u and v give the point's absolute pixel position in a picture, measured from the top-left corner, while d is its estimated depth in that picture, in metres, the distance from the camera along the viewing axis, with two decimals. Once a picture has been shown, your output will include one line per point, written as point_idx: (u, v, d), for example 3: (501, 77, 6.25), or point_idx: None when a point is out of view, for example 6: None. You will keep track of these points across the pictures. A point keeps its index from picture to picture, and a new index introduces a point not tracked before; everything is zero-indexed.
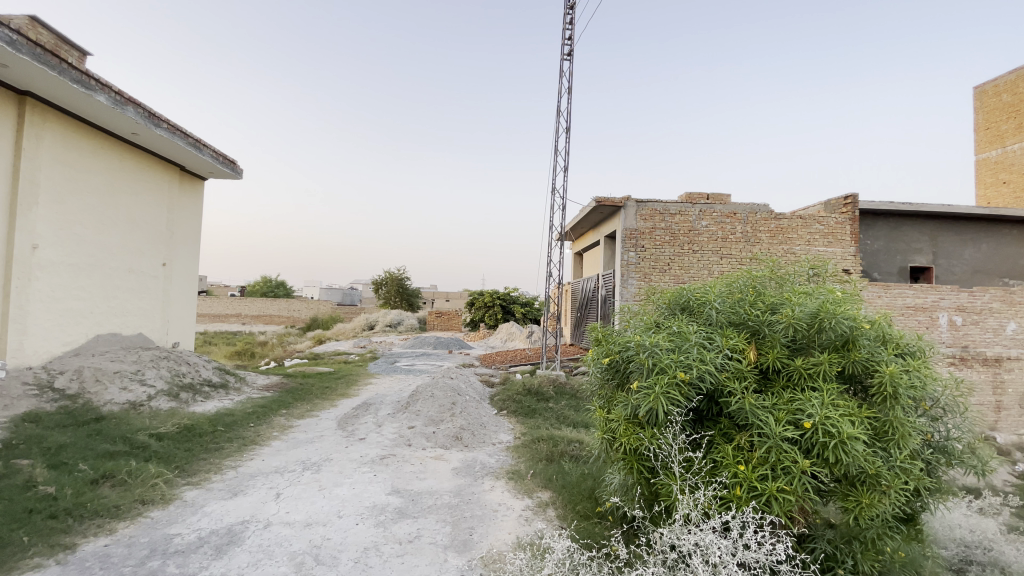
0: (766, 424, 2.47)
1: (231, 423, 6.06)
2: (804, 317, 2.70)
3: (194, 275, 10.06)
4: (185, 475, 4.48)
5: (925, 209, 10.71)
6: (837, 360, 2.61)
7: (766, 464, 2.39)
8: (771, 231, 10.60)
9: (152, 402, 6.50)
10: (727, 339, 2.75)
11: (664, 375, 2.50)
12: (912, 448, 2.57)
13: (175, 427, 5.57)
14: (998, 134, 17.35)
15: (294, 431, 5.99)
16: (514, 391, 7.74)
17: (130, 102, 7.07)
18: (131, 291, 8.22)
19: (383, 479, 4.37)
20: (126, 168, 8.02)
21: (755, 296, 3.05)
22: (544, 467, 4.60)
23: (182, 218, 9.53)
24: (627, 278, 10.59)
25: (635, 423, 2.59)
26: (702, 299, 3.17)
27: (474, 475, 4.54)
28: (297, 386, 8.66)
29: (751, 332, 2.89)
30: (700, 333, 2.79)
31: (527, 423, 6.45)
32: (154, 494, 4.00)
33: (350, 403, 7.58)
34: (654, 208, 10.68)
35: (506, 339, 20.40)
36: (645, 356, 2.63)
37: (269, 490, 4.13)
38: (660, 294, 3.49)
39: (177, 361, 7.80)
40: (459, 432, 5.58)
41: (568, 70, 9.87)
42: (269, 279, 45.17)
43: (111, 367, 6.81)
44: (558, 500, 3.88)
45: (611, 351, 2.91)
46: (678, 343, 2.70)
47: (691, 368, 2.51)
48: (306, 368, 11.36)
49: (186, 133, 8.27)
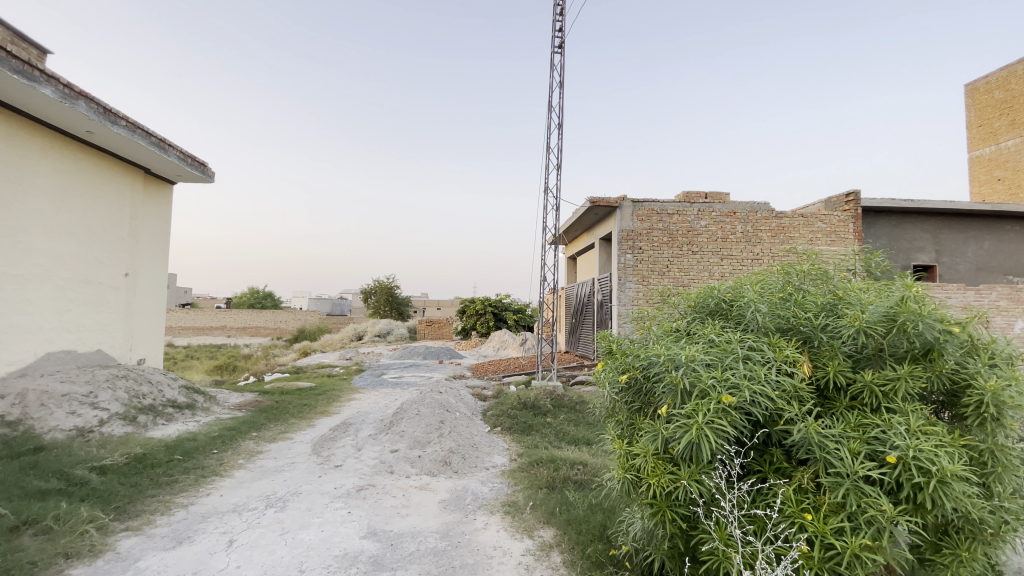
0: (838, 459, 1.93)
1: (190, 450, 5.37)
2: (878, 320, 2.14)
3: (163, 285, 9.36)
4: (123, 519, 3.80)
5: (928, 205, 10.35)
6: (920, 375, 2.06)
7: (843, 513, 1.86)
8: (772, 230, 10.15)
9: (104, 429, 5.79)
10: (780, 349, 2.17)
11: (707, 400, 1.91)
12: (1015, 484, 2.06)
13: (123, 459, 4.89)
14: (991, 131, 17.17)
15: (262, 458, 5.33)
16: (507, 405, 7.13)
17: (81, 96, 6.42)
18: (88, 304, 7.51)
19: (359, 517, 3.74)
20: (80, 169, 7.34)
21: (805, 297, 2.48)
22: (545, 498, 3.99)
23: (148, 224, 8.85)
24: (624, 281, 10.09)
25: (666, 459, 2.02)
26: (737, 299, 2.61)
27: (465, 509, 3.91)
28: (272, 405, 7.96)
29: (802, 340, 2.34)
30: (745, 342, 2.21)
31: (523, 442, 5.85)
32: (82, 545, 3.34)
33: (329, 423, 6.92)
34: (651, 208, 10.19)
35: (500, 347, 19.79)
36: (678, 373, 2.04)
37: (221, 536, 3.49)
38: (681, 297, 2.93)
39: (137, 380, 7.10)
40: (448, 455, 4.97)
41: (561, 64, 9.37)
42: (257, 289, 44.28)
43: (59, 389, 6.08)
44: (563, 541, 3.28)
45: (629, 366, 2.34)
46: (718, 355, 2.12)
47: (739, 390, 1.95)
48: (287, 383, 10.66)
49: (148, 131, 7.63)
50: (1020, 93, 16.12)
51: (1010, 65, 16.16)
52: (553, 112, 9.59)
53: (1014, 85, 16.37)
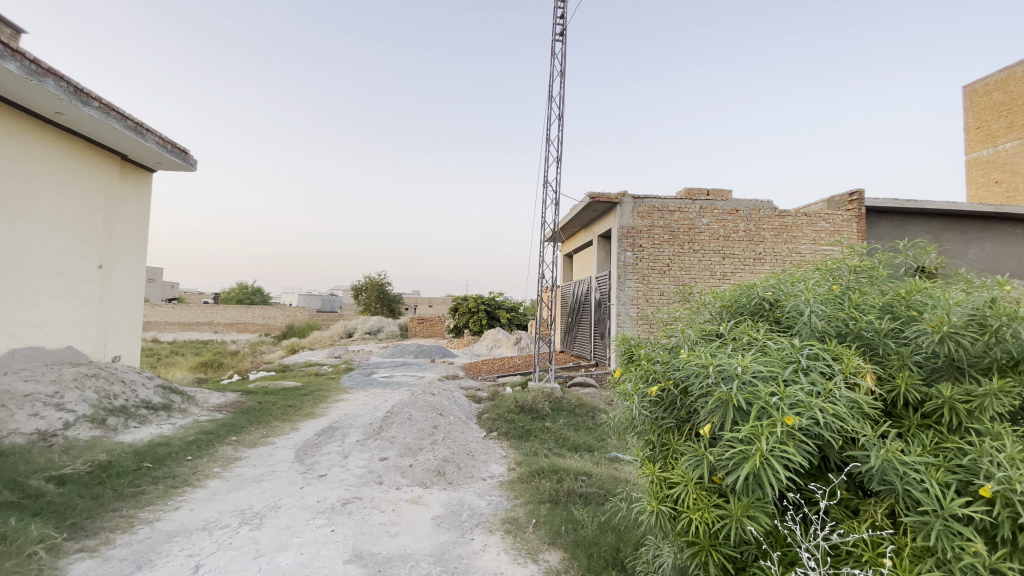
0: (921, 493, 1.60)
1: (162, 457, 4.96)
2: (964, 323, 1.80)
3: (140, 278, 8.88)
4: (78, 539, 3.39)
5: (932, 206, 10.10)
6: (1015, 389, 1.73)
7: (930, 559, 1.53)
8: (775, 229, 9.87)
9: (69, 432, 5.34)
10: (844, 357, 1.83)
11: (768, 421, 1.56)
12: None
13: (86, 467, 4.46)
14: (989, 133, 17.08)
15: (240, 466, 4.93)
16: (504, 409, 6.76)
17: (50, 73, 5.94)
18: (58, 297, 7.04)
19: (343, 537, 3.36)
20: (50, 153, 6.87)
21: (865, 297, 2.15)
22: (550, 514, 3.64)
23: (124, 213, 8.39)
24: (624, 279, 9.77)
25: (711, 490, 1.69)
26: (783, 299, 2.28)
27: (461, 528, 3.55)
28: (255, 406, 7.54)
29: (862, 346, 2.02)
30: (803, 349, 1.86)
31: (521, 449, 5.50)
32: (28, 570, 2.92)
33: (314, 426, 6.52)
34: (653, 204, 9.85)
35: (493, 345, 19.45)
36: (729, 388, 1.69)
37: (187, 559, 3.10)
38: (712, 296, 2.61)
39: (109, 379, 6.65)
40: (443, 464, 4.61)
41: (561, 53, 8.98)
42: (246, 286, 43.59)
43: (22, 389, 5.61)
44: (572, 566, 2.93)
45: (661, 376, 2.00)
46: (774, 365, 1.77)
47: (805, 407, 1.60)
48: (272, 382, 10.23)
49: (124, 114, 7.16)
50: (1019, 95, 15.99)
51: (1010, 67, 16.04)
52: (553, 103, 9.22)
53: (1013, 88, 16.25)
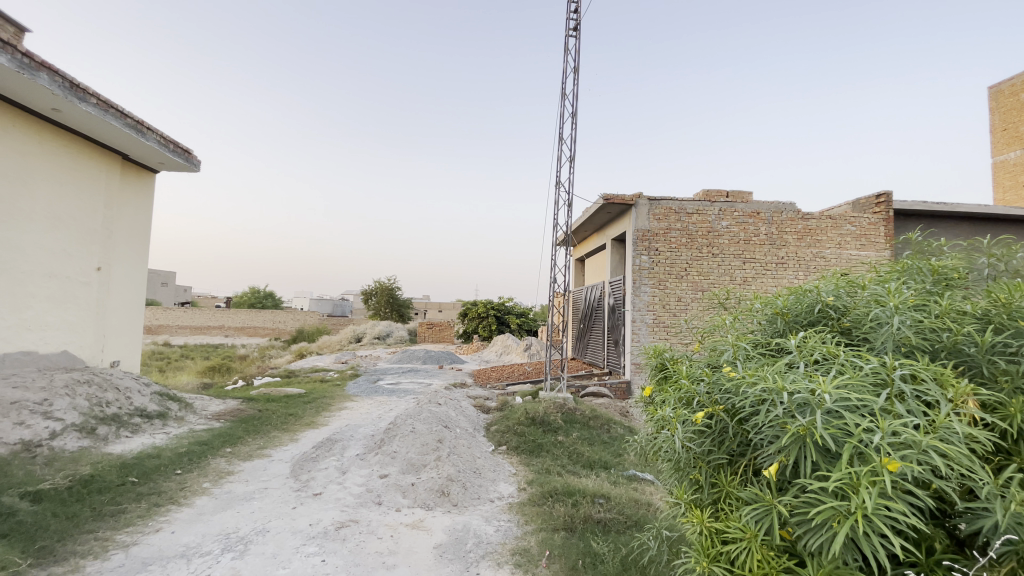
0: None
1: (150, 470, 4.66)
2: None
3: (141, 280, 8.67)
4: (44, 565, 3.06)
5: (964, 208, 9.56)
6: None
7: None
8: (798, 233, 9.40)
9: (55, 442, 5.06)
10: (948, 379, 1.43)
11: (865, 468, 1.18)
12: None
13: (65, 483, 4.15)
14: (1016, 135, 16.44)
15: (231, 481, 4.61)
16: (513, 420, 6.39)
17: (43, 68, 5.71)
18: (54, 300, 6.82)
19: (333, 569, 3.00)
20: (46, 150, 6.66)
21: (960, 304, 1.74)
22: (565, 544, 3.26)
23: (125, 214, 8.18)
24: (639, 284, 9.35)
25: (780, 550, 1.33)
26: (853, 308, 1.90)
27: (464, 559, 3.18)
28: (254, 414, 7.24)
29: (959, 365, 1.63)
30: (894, 369, 1.46)
31: (532, 465, 5.13)
32: None
33: (314, 437, 6.19)
34: (669, 206, 9.44)
35: (502, 352, 19.11)
36: (806, 421, 1.32)
37: None
38: (761, 301, 2.22)
39: (102, 386, 6.38)
40: (448, 483, 4.23)
41: (575, 48, 8.66)
42: (258, 290, 43.87)
43: (9, 395, 5.35)
44: None
45: (707, 399, 1.63)
46: (860, 389, 1.38)
47: (913, 448, 1.22)
48: (276, 388, 9.96)
49: (123, 112, 6.95)
50: None
51: None
52: (565, 101, 8.88)
53: None
